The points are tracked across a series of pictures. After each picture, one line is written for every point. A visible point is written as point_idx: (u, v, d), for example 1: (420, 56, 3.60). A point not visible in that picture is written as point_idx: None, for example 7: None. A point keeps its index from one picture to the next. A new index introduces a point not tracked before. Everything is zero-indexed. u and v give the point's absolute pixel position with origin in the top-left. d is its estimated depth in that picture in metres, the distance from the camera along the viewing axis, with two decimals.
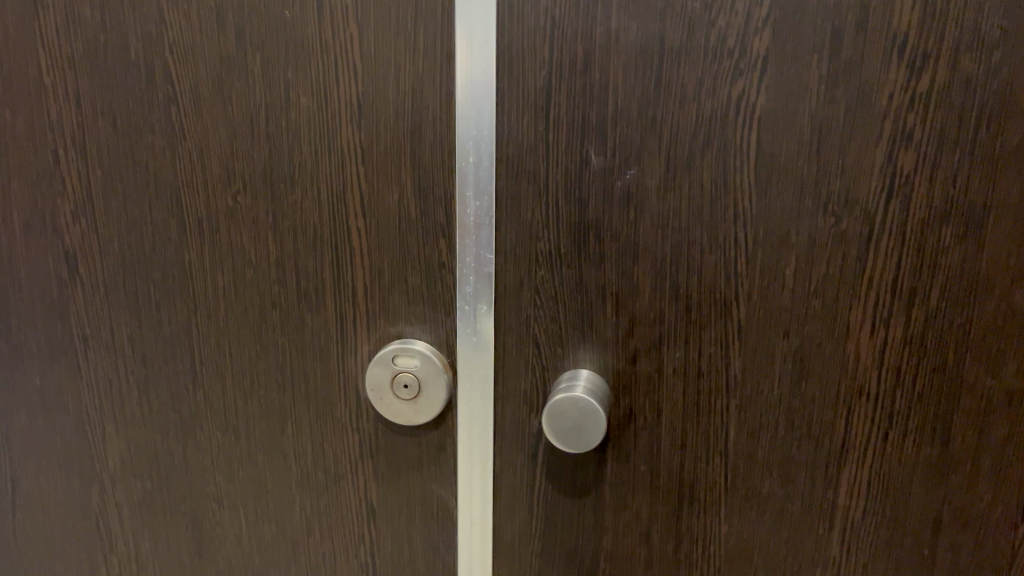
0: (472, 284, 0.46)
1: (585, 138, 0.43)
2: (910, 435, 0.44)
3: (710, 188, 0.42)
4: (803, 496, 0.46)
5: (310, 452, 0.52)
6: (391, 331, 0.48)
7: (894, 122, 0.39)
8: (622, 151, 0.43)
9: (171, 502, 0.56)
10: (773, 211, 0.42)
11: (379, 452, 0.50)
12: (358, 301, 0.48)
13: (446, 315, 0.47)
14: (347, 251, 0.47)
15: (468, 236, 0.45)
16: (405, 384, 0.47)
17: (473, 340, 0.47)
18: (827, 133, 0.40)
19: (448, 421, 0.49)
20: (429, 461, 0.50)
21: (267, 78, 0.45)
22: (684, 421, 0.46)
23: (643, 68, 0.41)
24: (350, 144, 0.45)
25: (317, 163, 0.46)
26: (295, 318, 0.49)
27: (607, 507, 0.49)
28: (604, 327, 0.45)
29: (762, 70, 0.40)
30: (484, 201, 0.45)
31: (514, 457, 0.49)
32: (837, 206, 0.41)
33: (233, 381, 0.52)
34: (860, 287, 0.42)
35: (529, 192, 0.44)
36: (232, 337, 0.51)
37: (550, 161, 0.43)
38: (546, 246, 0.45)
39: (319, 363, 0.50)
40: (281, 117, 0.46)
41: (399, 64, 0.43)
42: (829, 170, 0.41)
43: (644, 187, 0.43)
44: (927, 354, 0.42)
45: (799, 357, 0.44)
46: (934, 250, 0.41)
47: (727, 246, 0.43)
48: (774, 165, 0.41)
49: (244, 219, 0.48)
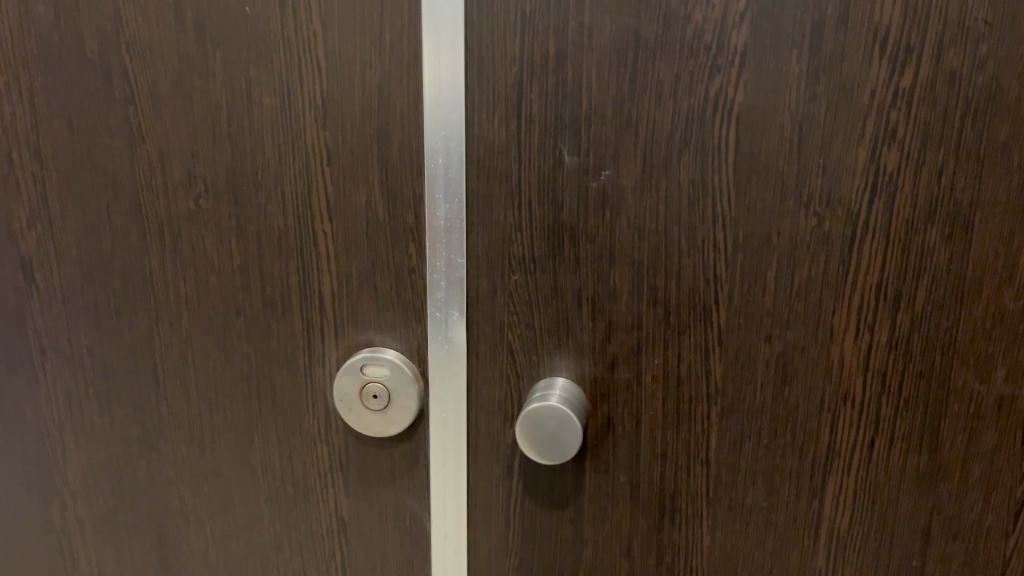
0: (443, 290, 0.45)
1: (558, 138, 0.41)
2: (897, 443, 0.42)
3: (688, 188, 0.41)
4: (787, 506, 0.45)
5: (279, 466, 0.49)
6: (360, 338, 0.46)
7: (877, 119, 0.38)
8: (597, 151, 0.41)
9: (135, 518, 0.53)
10: (753, 211, 0.41)
11: (349, 466, 0.49)
12: (325, 309, 0.46)
13: (417, 322, 0.45)
14: (313, 256, 0.45)
15: (438, 240, 0.44)
16: (374, 395, 0.45)
17: (445, 348, 0.45)
18: (808, 131, 0.39)
19: (420, 433, 0.47)
20: (401, 474, 0.48)
21: (228, 77, 0.44)
22: (664, 430, 0.45)
23: (617, 65, 0.40)
24: (315, 145, 0.44)
25: (280, 164, 0.44)
26: (259, 326, 0.47)
27: (587, 520, 0.47)
28: (581, 334, 0.44)
29: (739, 66, 0.39)
30: (455, 203, 0.43)
31: (489, 469, 0.47)
32: (819, 206, 0.40)
33: (197, 393, 0.49)
34: (843, 289, 0.41)
35: (502, 193, 0.43)
36: (195, 347, 0.49)
37: (523, 161, 0.42)
38: (520, 249, 0.43)
39: (286, 373, 0.48)
40: (244, 117, 0.44)
41: (366, 61, 0.42)
42: (810, 168, 0.39)
43: (620, 189, 0.42)
44: (914, 359, 0.41)
45: (782, 364, 0.42)
46: (920, 251, 0.39)
47: (707, 248, 0.41)
48: (754, 164, 0.40)
49: (207, 224, 0.46)
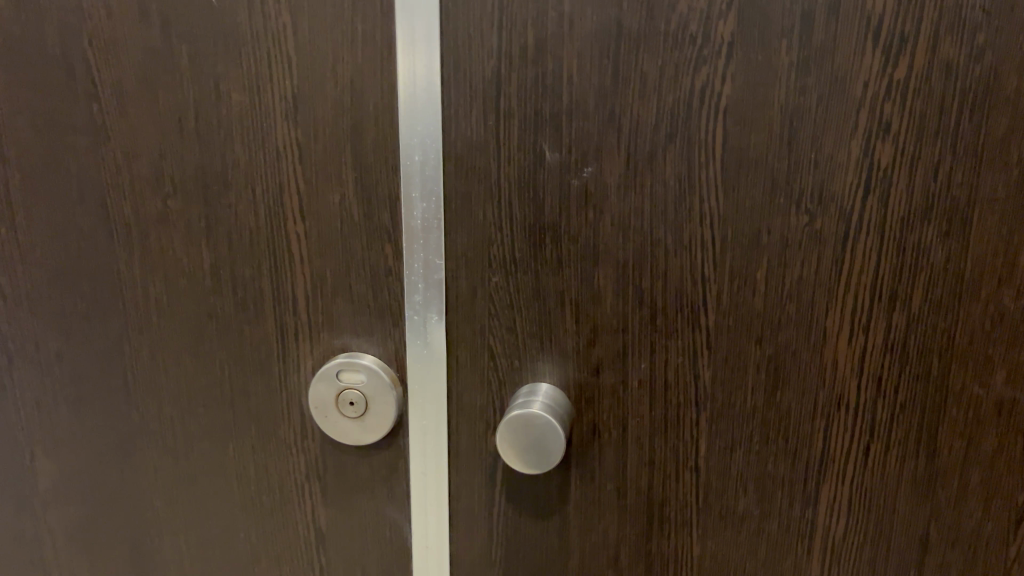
0: (421, 293, 0.43)
1: (539, 133, 0.40)
2: (893, 448, 0.41)
3: (674, 185, 0.39)
4: (780, 514, 0.43)
5: (254, 475, 0.48)
6: (335, 344, 0.44)
7: (870, 112, 0.36)
8: (580, 147, 0.40)
9: (108, 528, 0.52)
10: (742, 209, 0.39)
11: (326, 475, 0.47)
12: (299, 313, 0.44)
13: (395, 326, 0.44)
14: (286, 258, 0.44)
15: (415, 241, 0.42)
16: (350, 402, 0.44)
17: (423, 353, 0.44)
18: (798, 126, 0.37)
19: (399, 440, 0.45)
20: (380, 482, 0.46)
21: (195, 71, 0.42)
22: (652, 436, 0.43)
23: (600, 57, 0.38)
24: (286, 142, 0.42)
25: (251, 162, 0.43)
26: (231, 331, 0.45)
27: (573, 529, 0.45)
28: (564, 337, 0.42)
29: (726, 57, 0.37)
30: (432, 202, 0.41)
31: (471, 478, 0.45)
32: (810, 203, 0.38)
33: (168, 400, 0.48)
34: (836, 289, 0.39)
35: (481, 191, 0.41)
36: (165, 353, 0.47)
37: (503, 158, 0.41)
38: (500, 249, 0.42)
39: (259, 380, 0.46)
40: (212, 113, 0.42)
41: (338, 55, 0.40)
42: (801, 164, 0.38)
43: (603, 186, 0.40)
44: (911, 361, 0.39)
45: (773, 367, 0.41)
46: (916, 250, 0.38)
47: (694, 247, 0.40)
48: (742, 159, 0.38)
49: (176, 225, 0.44)
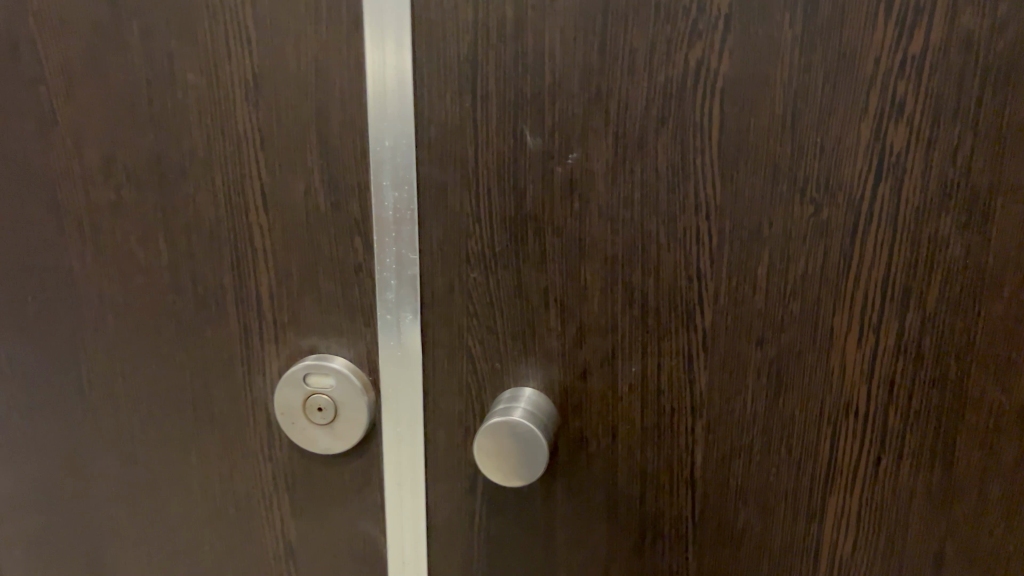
0: (394, 290, 0.40)
1: (519, 115, 0.37)
2: (906, 459, 0.37)
3: (666, 172, 0.36)
4: (783, 529, 0.40)
5: (219, 485, 0.45)
6: (303, 344, 0.41)
7: (882, 91, 0.33)
8: (563, 130, 0.36)
9: (67, 539, 0.49)
10: (741, 198, 0.36)
11: (295, 485, 0.44)
12: (263, 312, 0.41)
13: (366, 326, 0.40)
14: (248, 252, 0.40)
15: (386, 233, 0.39)
16: (319, 408, 0.41)
17: (397, 354, 0.40)
18: (802, 106, 0.34)
19: (372, 449, 0.42)
20: (353, 493, 0.43)
21: (148, 50, 0.39)
22: (643, 445, 0.40)
23: (585, 31, 0.35)
24: (246, 127, 0.39)
25: (209, 149, 0.39)
26: (192, 331, 0.42)
27: (559, 543, 0.42)
28: (549, 337, 0.39)
29: (723, 31, 0.34)
30: (404, 191, 0.38)
31: (449, 489, 0.42)
32: (816, 192, 0.35)
33: (126, 405, 0.45)
34: (844, 285, 0.36)
35: (457, 180, 0.38)
36: (122, 354, 0.44)
37: (480, 143, 0.37)
38: (478, 243, 0.38)
39: (223, 383, 0.43)
40: (166, 96, 0.39)
41: (300, 31, 0.37)
42: (805, 149, 0.35)
43: (589, 173, 0.37)
44: (925, 365, 0.36)
45: (776, 371, 0.37)
46: (932, 242, 0.34)
47: (688, 241, 0.37)
48: (741, 144, 0.35)
49: (130, 218, 0.41)
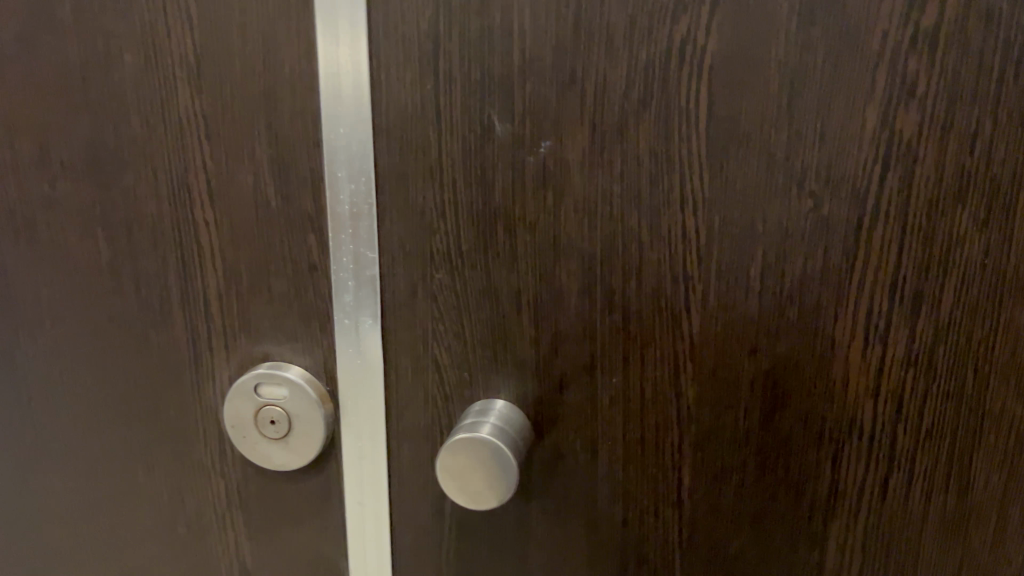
0: (351, 293, 0.36)
1: (486, 100, 0.33)
2: (916, 482, 0.34)
3: (648, 163, 0.32)
4: (779, 559, 0.36)
5: (169, 501, 0.41)
6: (255, 352, 0.38)
7: (890, 72, 0.29)
8: (535, 116, 0.33)
9: (11, 557, 0.45)
10: (731, 192, 0.32)
11: (250, 502, 0.40)
12: (211, 316, 0.38)
13: (322, 332, 0.37)
14: (194, 251, 0.37)
15: (342, 230, 0.35)
16: (272, 420, 0.37)
17: (356, 363, 0.37)
18: (800, 89, 0.30)
19: (331, 465, 0.39)
20: (312, 512, 0.40)
21: (82, 29, 0.35)
22: (624, 464, 0.36)
23: (557, 5, 0.31)
24: (189, 113, 0.35)
25: (150, 137, 0.36)
26: (136, 336, 0.39)
27: (535, 568, 0.39)
28: (521, 345, 0.36)
29: (711, 4, 0.30)
30: (361, 183, 0.35)
31: (415, 509, 0.39)
32: (816, 185, 0.31)
33: (68, 416, 0.41)
34: (847, 290, 0.32)
35: (419, 171, 0.34)
36: (63, 361, 0.40)
37: (444, 131, 0.34)
38: (443, 241, 0.35)
39: (170, 393, 0.39)
40: (103, 78, 0.36)
41: (245, 6, 0.33)
42: (803, 136, 0.31)
43: (563, 164, 0.33)
44: (939, 379, 0.32)
45: (770, 385, 0.34)
46: (947, 243, 0.31)
47: (673, 239, 0.33)
48: (732, 131, 0.31)
49: (68, 212, 0.38)
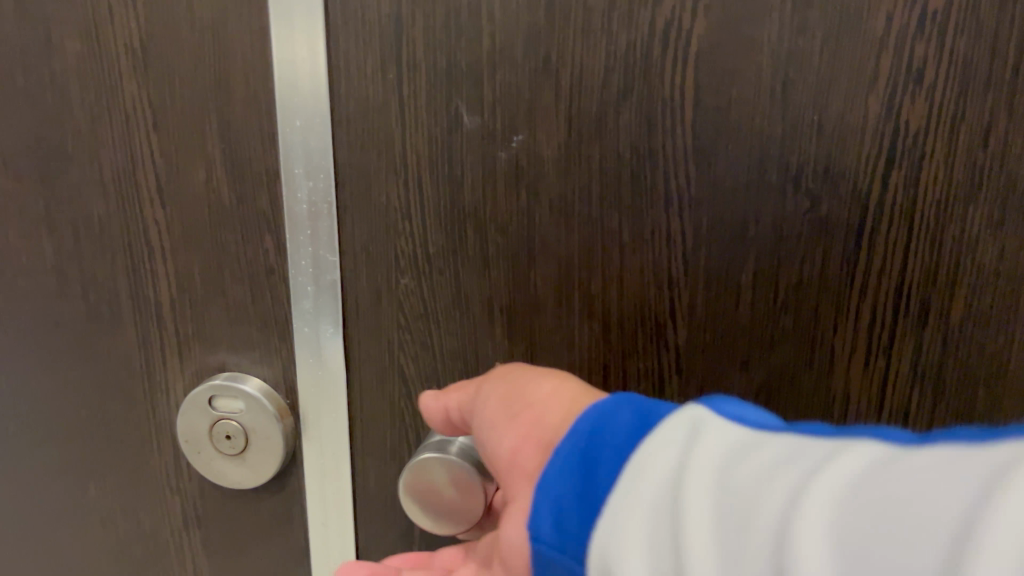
0: (311, 299, 0.33)
1: (453, 90, 0.30)
2: None
3: (629, 158, 0.30)
4: None
5: (124, 518, 0.39)
6: (210, 362, 0.35)
7: (895, 56, 0.27)
8: (506, 108, 0.30)
9: None
10: (720, 190, 0.29)
11: (208, 520, 0.38)
12: (164, 322, 0.35)
13: (281, 341, 0.34)
14: (145, 253, 0.34)
15: (301, 231, 0.33)
16: (228, 435, 0.35)
17: (317, 375, 0.34)
18: (795, 76, 0.28)
19: (292, 482, 0.36)
20: (273, 532, 0.37)
21: (20, 13, 0.33)
22: None
23: None
24: (136, 104, 0.33)
25: (95, 131, 0.33)
26: (85, 344, 0.36)
27: None
28: (494, 356, 0.33)
29: None
30: (319, 181, 0.32)
31: (383, 530, 0.36)
32: (813, 182, 0.29)
33: (14, 429, 0.39)
34: (847, 298, 0.30)
35: (382, 167, 0.32)
36: (6, 370, 0.38)
37: (408, 123, 0.31)
38: (409, 243, 0.32)
39: (122, 404, 0.37)
40: (43, 66, 0.33)
41: None
42: (799, 129, 0.28)
43: (537, 160, 0.30)
44: (947, 393, 0.30)
45: (764, 400, 0.31)
46: (955, 248, 0.29)
47: (657, 242, 0.30)
48: (720, 123, 0.29)
49: (10, 211, 0.35)
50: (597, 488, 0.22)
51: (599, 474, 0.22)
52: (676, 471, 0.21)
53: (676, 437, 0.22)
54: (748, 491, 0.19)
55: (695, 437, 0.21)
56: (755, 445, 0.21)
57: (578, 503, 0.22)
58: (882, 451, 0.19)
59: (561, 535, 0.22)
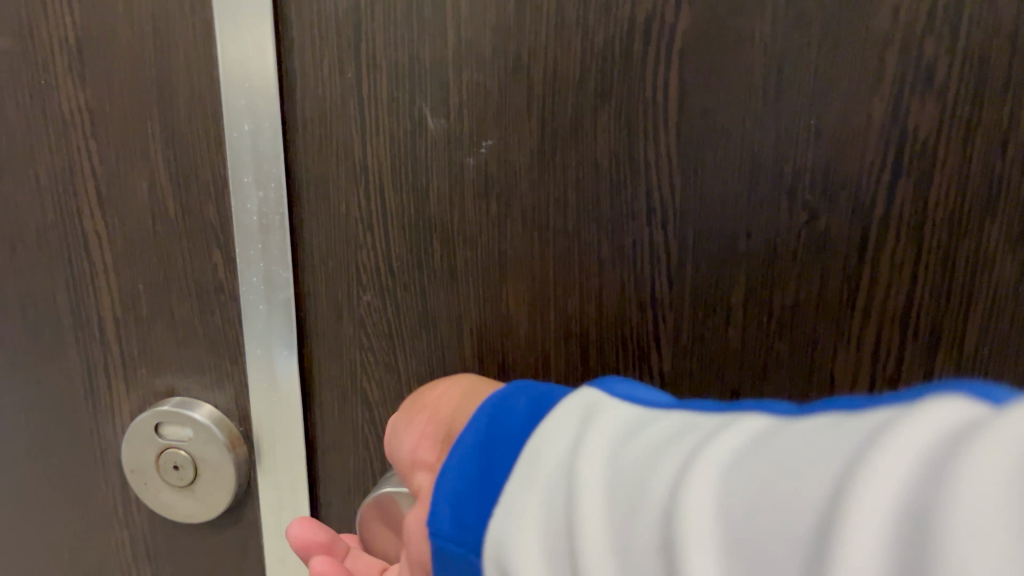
0: (263, 316, 0.31)
1: (416, 90, 0.27)
2: None
3: (609, 166, 0.27)
4: None
5: (70, 550, 0.36)
6: (157, 384, 0.33)
7: (901, 54, 0.24)
8: (473, 110, 0.27)
9: None
10: (708, 201, 0.27)
11: (159, 553, 0.35)
12: (108, 342, 0.33)
13: (233, 364, 0.31)
14: (85, 267, 0.32)
15: (251, 245, 0.30)
16: (175, 465, 0.32)
17: (272, 400, 0.31)
18: (790, 76, 0.25)
19: (247, 515, 0.33)
20: (227, 568, 0.34)
21: None
22: None
23: None
24: (73, 107, 0.30)
25: (30, 135, 0.31)
26: (25, 364, 0.34)
27: None
28: None
29: None
30: (270, 190, 0.29)
31: None
32: (811, 193, 0.26)
33: None
34: (849, 323, 0.27)
35: (340, 175, 0.29)
36: None
37: (367, 127, 0.28)
38: (370, 257, 0.30)
39: (66, 429, 0.34)
40: None
41: None
42: (794, 134, 0.25)
43: (507, 167, 0.28)
44: None
45: None
46: (971, 268, 0.26)
47: (639, 258, 0.28)
48: (708, 128, 0.26)
49: None
50: (494, 473, 0.20)
51: (499, 463, 0.21)
52: (567, 456, 0.19)
53: (570, 423, 0.20)
54: (636, 469, 0.17)
55: (589, 418, 0.20)
56: (647, 423, 0.19)
57: (475, 493, 0.20)
58: (775, 421, 0.17)
59: (461, 528, 0.20)
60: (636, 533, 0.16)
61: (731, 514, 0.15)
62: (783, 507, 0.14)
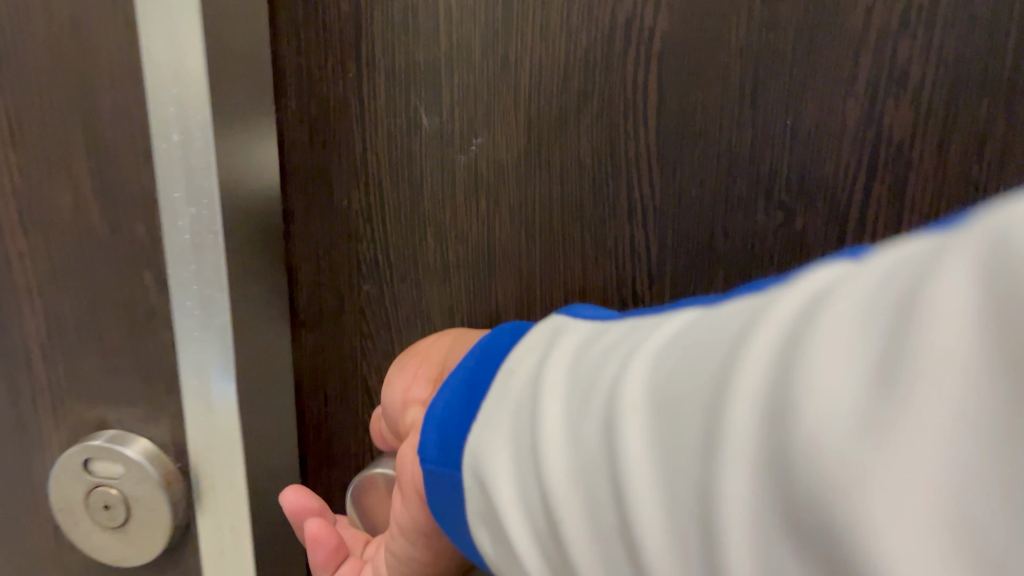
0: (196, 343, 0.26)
1: (412, 89, 0.29)
2: None
3: (592, 165, 0.28)
4: None
5: None
6: None
7: (876, 59, 0.24)
8: (464, 109, 0.28)
9: None
10: (687, 201, 0.27)
11: None
12: None
13: None
14: None
15: (182, 268, 0.25)
16: (104, 506, 0.27)
17: None
18: (766, 79, 0.25)
19: None
20: None
21: None
22: None
23: None
24: None
25: None
26: None
27: None
28: None
29: None
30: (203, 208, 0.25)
31: None
32: (787, 194, 0.26)
33: None
34: None
35: (341, 170, 0.30)
36: None
37: (367, 124, 0.29)
38: (368, 249, 0.31)
39: None
40: None
41: None
42: (770, 136, 0.26)
43: (496, 165, 0.29)
44: None
45: None
46: None
47: (622, 255, 0.28)
48: (685, 129, 0.26)
49: None
50: (474, 396, 0.21)
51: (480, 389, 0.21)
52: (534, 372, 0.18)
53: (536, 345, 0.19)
54: (588, 366, 0.16)
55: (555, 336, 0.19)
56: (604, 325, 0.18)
57: (458, 416, 0.21)
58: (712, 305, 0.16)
59: (445, 450, 0.20)
60: (586, 424, 0.15)
61: (666, 385, 0.14)
62: (712, 388, 0.13)
